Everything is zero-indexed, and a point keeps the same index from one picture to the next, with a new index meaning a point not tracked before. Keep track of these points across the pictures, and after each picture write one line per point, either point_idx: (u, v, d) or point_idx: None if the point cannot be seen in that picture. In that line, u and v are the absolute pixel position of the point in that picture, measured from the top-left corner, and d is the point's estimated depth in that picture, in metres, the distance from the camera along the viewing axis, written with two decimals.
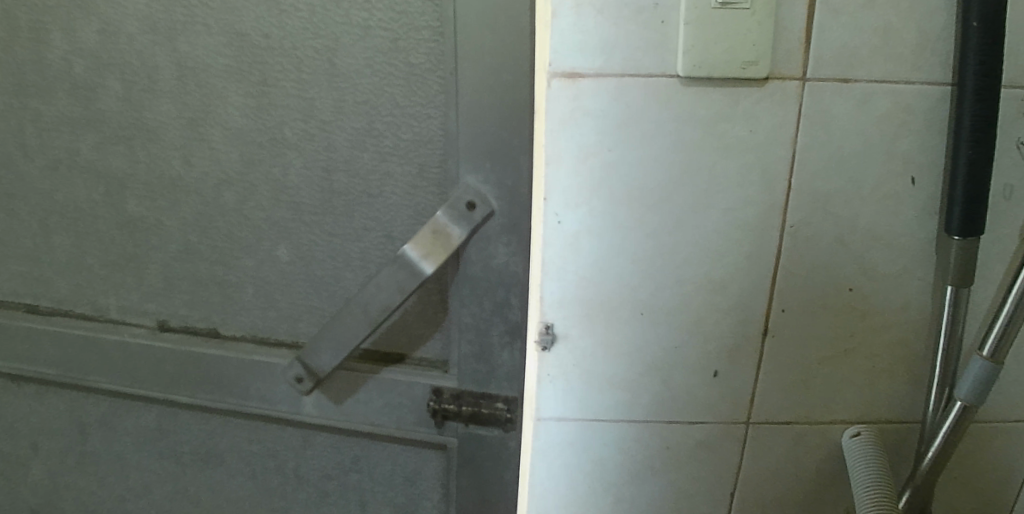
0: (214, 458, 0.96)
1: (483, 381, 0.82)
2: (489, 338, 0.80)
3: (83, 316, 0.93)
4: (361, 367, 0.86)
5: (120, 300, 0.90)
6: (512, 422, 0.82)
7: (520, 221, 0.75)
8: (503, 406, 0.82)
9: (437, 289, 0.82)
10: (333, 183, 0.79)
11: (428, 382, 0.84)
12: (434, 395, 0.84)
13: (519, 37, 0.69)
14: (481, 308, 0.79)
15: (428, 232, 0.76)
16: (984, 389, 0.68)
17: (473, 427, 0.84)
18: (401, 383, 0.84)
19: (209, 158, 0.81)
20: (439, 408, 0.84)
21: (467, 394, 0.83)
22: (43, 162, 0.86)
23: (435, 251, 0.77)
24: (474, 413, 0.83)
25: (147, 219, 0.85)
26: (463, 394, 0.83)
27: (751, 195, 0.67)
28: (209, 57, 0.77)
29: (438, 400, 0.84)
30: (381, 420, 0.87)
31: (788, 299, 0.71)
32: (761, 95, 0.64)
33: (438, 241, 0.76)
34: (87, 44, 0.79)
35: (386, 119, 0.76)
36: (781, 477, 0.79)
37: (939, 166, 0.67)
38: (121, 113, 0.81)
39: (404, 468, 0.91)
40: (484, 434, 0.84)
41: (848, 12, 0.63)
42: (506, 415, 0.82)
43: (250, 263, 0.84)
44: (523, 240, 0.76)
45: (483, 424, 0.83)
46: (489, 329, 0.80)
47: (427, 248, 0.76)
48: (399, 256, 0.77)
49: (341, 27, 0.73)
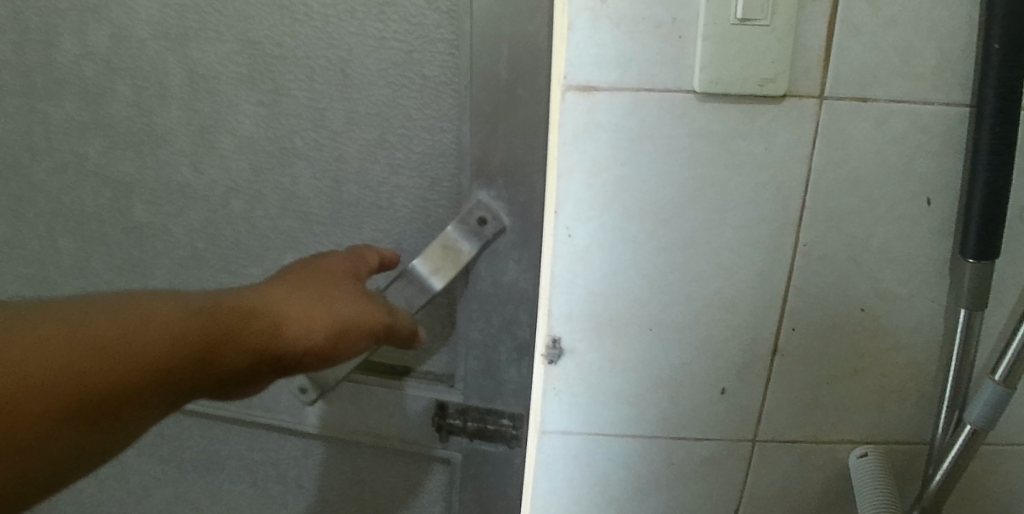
0: (217, 463, 0.96)
1: (489, 396, 0.82)
2: (495, 354, 0.80)
3: None
4: (366, 379, 0.85)
5: None
6: (517, 438, 0.82)
7: (532, 236, 0.74)
8: (509, 422, 0.82)
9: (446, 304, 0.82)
10: (343, 193, 0.79)
11: (434, 396, 0.84)
12: (439, 410, 0.84)
13: (534, 50, 0.68)
14: (489, 323, 0.79)
15: (439, 247, 0.74)
16: (996, 415, 0.67)
17: (478, 442, 0.84)
18: (406, 396, 0.84)
19: (219, 166, 0.81)
20: (445, 422, 0.83)
21: (473, 409, 0.83)
22: (50, 164, 0.85)
23: (446, 267, 0.74)
24: (479, 428, 0.83)
25: (155, 225, 0.85)
26: (468, 409, 0.83)
27: (765, 214, 0.66)
28: (221, 63, 0.76)
29: (443, 414, 0.83)
30: (384, 432, 0.87)
31: (799, 319, 0.70)
32: (778, 113, 0.63)
33: (449, 255, 0.74)
34: (98, 48, 0.78)
35: (399, 131, 0.75)
36: (786, 498, 0.78)
37: (956, 187, 0.66)
38: (130, 118, 0.81)
39: (406, 480, 0.90)
40: (489, 449, 0.84)
41: (869, 32, 0.62)
42: (512, 431, 0.82)
43: (256, 270, 0.85)
44: (534, 256, 0.75)
45: (488, 440, 0.83)
46: (496, 345, 0.80)
47: (437, 263, 0.74)
48: (407, 271, 0.74)
49: (356, 36, 0.72)
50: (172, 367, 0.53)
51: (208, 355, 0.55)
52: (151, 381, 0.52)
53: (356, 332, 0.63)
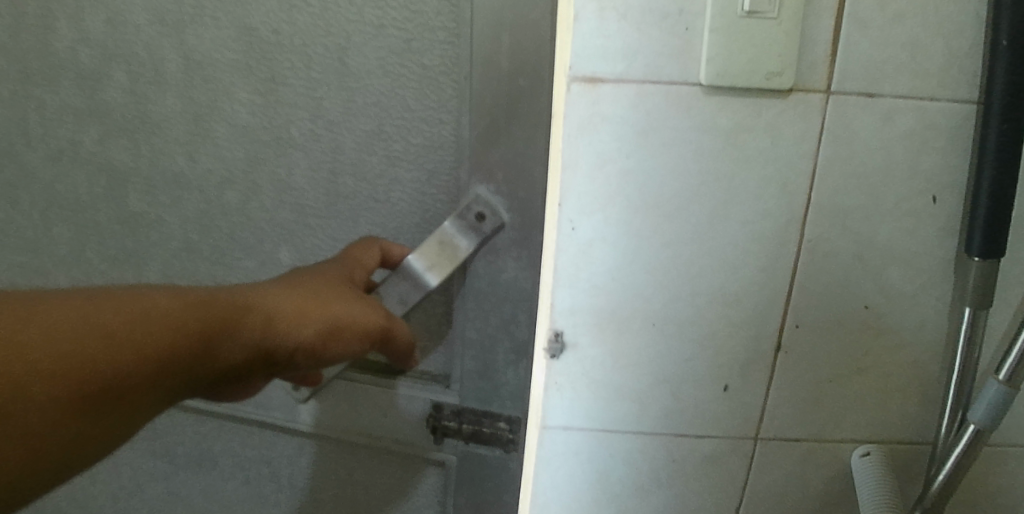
0: (212, 467, 0.97)
1: (485, 398, 0.82)
2: (492, 356, 0.79)
3: None
4: (360, 378, 0.85)
5: None
6: (513, 442, 0.81)
7: (530, 234, 0.74)
8: (505, 426, 0.81)
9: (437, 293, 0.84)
10: (339, 185, 0.79)
11: (429, 396, 0.83)
12: (434, 411, 0.83)
13: (537, 40, 0.68)
14: (486, 322, 0.79)
15: (434, 243, 0.74)
16: (999, 415, 0.67)
17: (473, 445, 0.84)
18: (400, 397, 0.84)
19: (214, 156, 0.80)
20: (439, 424, 0.83)
21: (468, 411, 0.82)
22: (43, 151, 0.85)
23: (445, 258, 0.74)
24: (474, 431, 0.82)
25: (149, 215, 0.85)
26: (464, 411, 0.82)
27: (771, 209, 0.66)
28: (217, 49, 0.76)
29: (438, 416, 0.83)
30: (377, 433, 0.86)
31: (803, 316, 0.70)
32: (785, 107, 0.63)
33: (444, 251, 0.74)
34: (94, 33, 0.78)
35: (397, 122, 0.75)
36: (787, 496, 0.78)
37: (961, 185, 0.66)
38: (126, 104, 0.80)
39: (399, 482, 0.90)
40: (485, 451, 0.83)
41: (876, 27, 0.62)
42: (508, 435, 0.81)
43: (250, 264, 0.85)
44: (533, 254, 0.75)
45: (483, 443, 0.83)
46: (492, 346, 0.79)
47: (432, 259, 0.74)
48: (402, 266, 0.75)
49: (354, 24, 0.72)
50: (173, 356, 0.58)
51: (204, 345, 0.60)
52: (156, 367, 0.58)
53: (349, 329, 0.69)
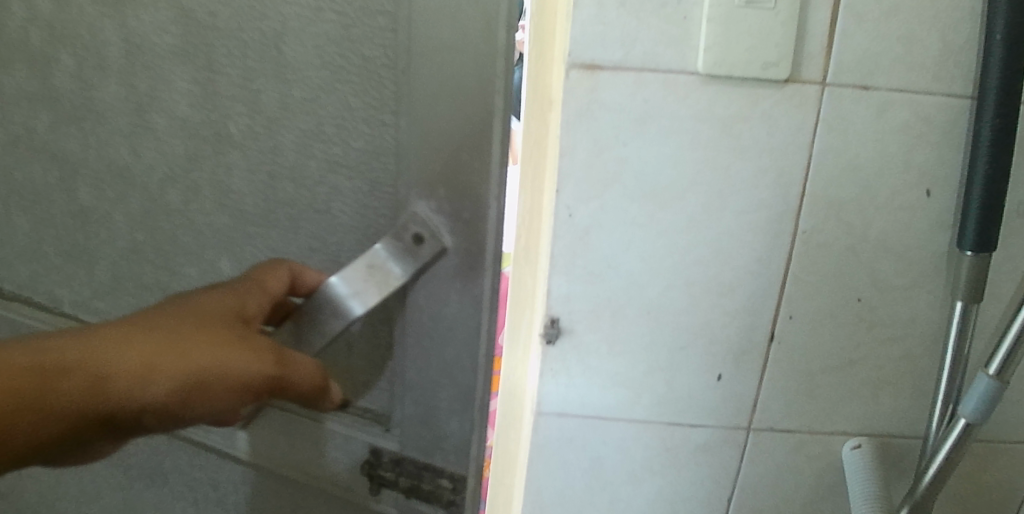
0: (165, 472, 1.17)
1: (425, 451, 0.90)
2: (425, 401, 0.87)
3: (41, 302, 1.06)
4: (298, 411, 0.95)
5: (74, 291, 1.02)
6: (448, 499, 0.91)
7: (469, 262, 0.79)
8: (444, 483, 0.90)
9: (395, 299, 0.85)
10: (278, 188, 0.83)
11: (369, 441, 0.93)
12: (375, 457, 0.93)
13: (478, 27, 0.68)
14: (417, 352, 0.85)
15: (365, 266, 0.78)
16: (989, 409, 0.67)
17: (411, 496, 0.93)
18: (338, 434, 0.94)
19: (155, 149, 0.86)
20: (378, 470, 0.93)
21: (409, 461, 0.91)
22: (6, 137, 0.93)
23: (371, 287, 0.78)
24: (412, 483, 0.92)
25: (98, 210, 0.93)
26: (404, 463, 0.91)
27: (766, 199, 0.67)
28: (156, 34, 0.79)
29: (379, 463, 0.93)
30: (310, 465, 0.97)
31: (797, 307, 0.71)
32: (781, 98, 0.63)
33: (375, 273, 0.78)
34: (43, 12, 0.82)
35: (335, 122, 0.78)
36: (778, 488, 0.79)
37: (954, 179, 0.67)
38: (75, 92, 0.86)
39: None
40: (422, 501, 0.93)
41: (871, 20, 0.62)
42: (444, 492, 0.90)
43: (191, 269, 0.92)
44: (466, 277, 0.80)
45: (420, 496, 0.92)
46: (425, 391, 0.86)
47: (359, 285, 0.77)
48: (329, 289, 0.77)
49: (291, 7, 0.73)
50: None
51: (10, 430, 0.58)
52: None
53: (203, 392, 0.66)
